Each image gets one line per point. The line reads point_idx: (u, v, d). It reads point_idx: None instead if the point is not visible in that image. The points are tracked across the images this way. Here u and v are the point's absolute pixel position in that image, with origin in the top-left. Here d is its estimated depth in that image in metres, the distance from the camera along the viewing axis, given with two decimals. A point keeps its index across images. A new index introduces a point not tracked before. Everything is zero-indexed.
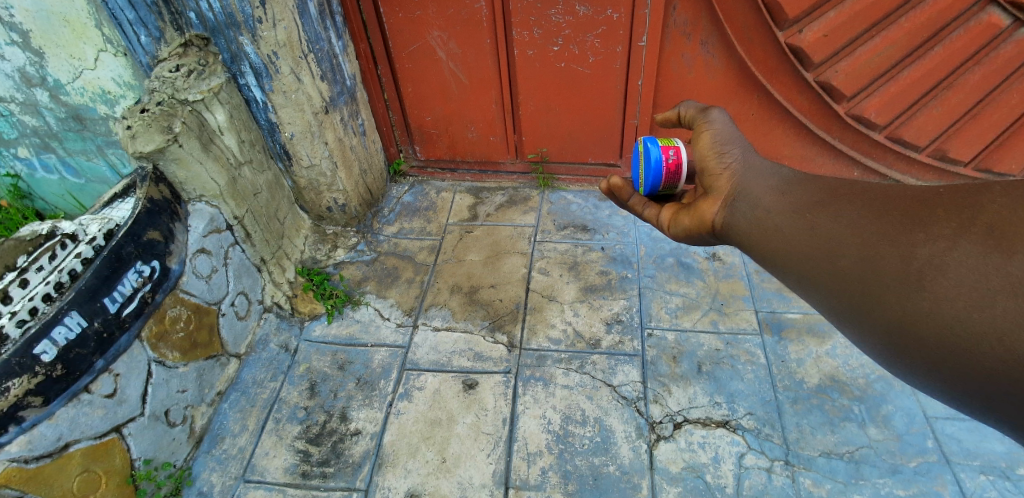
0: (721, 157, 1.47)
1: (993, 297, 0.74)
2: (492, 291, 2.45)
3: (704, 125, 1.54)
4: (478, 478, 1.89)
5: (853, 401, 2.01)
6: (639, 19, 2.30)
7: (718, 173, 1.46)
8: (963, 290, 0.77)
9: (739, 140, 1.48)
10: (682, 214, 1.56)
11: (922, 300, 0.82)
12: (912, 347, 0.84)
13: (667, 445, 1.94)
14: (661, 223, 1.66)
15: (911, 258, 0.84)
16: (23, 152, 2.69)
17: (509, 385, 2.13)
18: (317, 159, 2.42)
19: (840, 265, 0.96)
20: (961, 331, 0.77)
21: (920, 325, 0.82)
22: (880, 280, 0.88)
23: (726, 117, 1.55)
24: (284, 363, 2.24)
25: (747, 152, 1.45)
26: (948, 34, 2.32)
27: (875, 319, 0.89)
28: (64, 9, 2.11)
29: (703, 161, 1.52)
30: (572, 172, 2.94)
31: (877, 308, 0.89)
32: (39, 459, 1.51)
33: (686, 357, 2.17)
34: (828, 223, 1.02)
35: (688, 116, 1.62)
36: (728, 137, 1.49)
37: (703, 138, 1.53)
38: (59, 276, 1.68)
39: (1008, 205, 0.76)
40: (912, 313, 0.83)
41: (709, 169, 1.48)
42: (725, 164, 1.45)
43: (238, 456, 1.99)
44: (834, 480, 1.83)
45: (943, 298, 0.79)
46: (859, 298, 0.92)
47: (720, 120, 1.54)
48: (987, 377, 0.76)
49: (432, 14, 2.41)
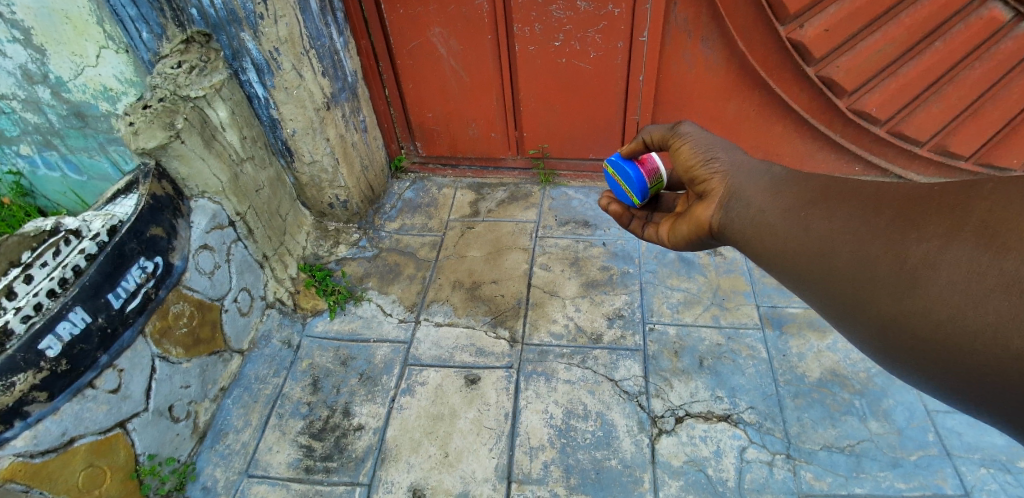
0: (707, 164, 1.46)
1: (985, 295, 0.74)
2: (494, 287, 2.46)
3: (679, 140, 1.54)
4: (480, 472, 1.90)
5: (853, 395, 2.02)
6: (639, 14, 2.30)
7: (707, 177, 1.44)
8: (956, 289, 0.77)
9: (721, 144, 1.47)
10: (679, 223, 1.57)
11: (918, 299, 0.82)
12: (908, 345, 0.85)
13: (668, 439, 1.95)
14: (661, 240, 1.70)
15: (904, 258, 0.85)
16: (25, 149, 2.70)
17: (511, 380, 2.13)
18: (319, 156, 2.42)
19: (837, 265, 0.96)
20: (956, 329, 0.77)
21: (917, 324, 0.83)
22: (875, 280, 0.89)
23: (699, 128, 1.56)
24: (286, 359, 2.25)
25: (733, 153, 1.44)
26: (949, 29, 2.32)
27: (872, 318, 0.90)
28: (66, 6, 2.11)
29: (689, 169, 1.50)
30: (572, 168, 2.94)
31: (873, 309, 0.89)
32: (44, 454, 1.52)
33: (687, 352, 2.17)
34: (823, 223, 1.02)
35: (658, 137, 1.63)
36: (709, 144, 1.48)
37: (683, 151, 1.52)
38: (64, 271, 1.68)
39: (998, 203, 0.76)
40: (908, 312, 0.83)
41: (697, 177, 1.48)
42: (712, 170, 1.44)
43: (242, 452, 2.00)
44: (835, 474, 1.84)
45: (938, 296, 0.80)
46: (857, 299, 0.92)
47: (694, 132, 1.54)
48: (979, 371, 0.76)
49: (433, 10, 2.41)
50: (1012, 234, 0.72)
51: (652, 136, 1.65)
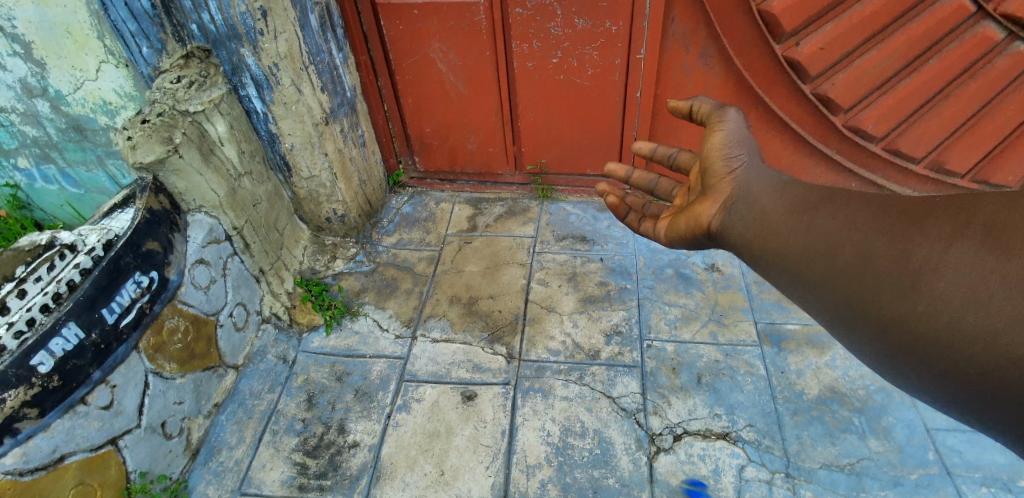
0: (727, 159, 1.46)
1: (989, 296, 0.73)
2: (492, 302, 2.45)
3: (718, 124, 1.52)
4: (477, 490, 1.88)
5: (853, 413, 2.01)
6: (637, 32, 2.32)
7: (722, 174, 1.45)
8: (959, 290, 0.76)
9: (749, 145, 1.47)
10: (678, 218, 1.59)
11: (919, 300, 0.81)
12: (907, 347, 0.84)
13: (667, 457, 1.93)
14: (657, 234, 1.73)
15: (907, 259, 0.84)
16: (23, 162, 2.70)
17: (508, 396, 2.12)
18: (317, 170, 2.43)
19: (837, 266, 0.96)
20: (957, 331, 0.76)
21: (916, 325, 0.81)
22: (875, 279, 0.88)
23: (741, 119, 1.52)
24: (282, 374, 2.23)
25: (754, 158, 1.44)
26: (944, 47, 2.33)
27: (870, 319, 0.89)
28: (67, 20, 2.12)
29: (708, 160, 1.50)
30: (571, 183, 2.95)
31: (872, 309, 0.88)
32: (34, 471, 1.50)
33: (685, 369, 2.16)
34: (826, 226, 1.02)
35: (703, 112, 1.58)
36: (739, 139, 1.47)
37: (714, 137, 1.51)
38: (58, 286, 1.68)
39: (1003, 207, 0.75)
40: (909, 312, 0.82)
41: (713, 170, 1.48)
42: (730, 167, 1.44)
43: (235, 469, 1.98)
44: (835, 493, 1.82)
45: (940, 298, 0.78)
46: (856, 300, 0.91)
47: (734, 122, 1.51)
48: (980, 374, 0.75)
49: (433, 26, 2.43)
50: (1016, 237, 0.72)
51: (700, 108, 1.58)
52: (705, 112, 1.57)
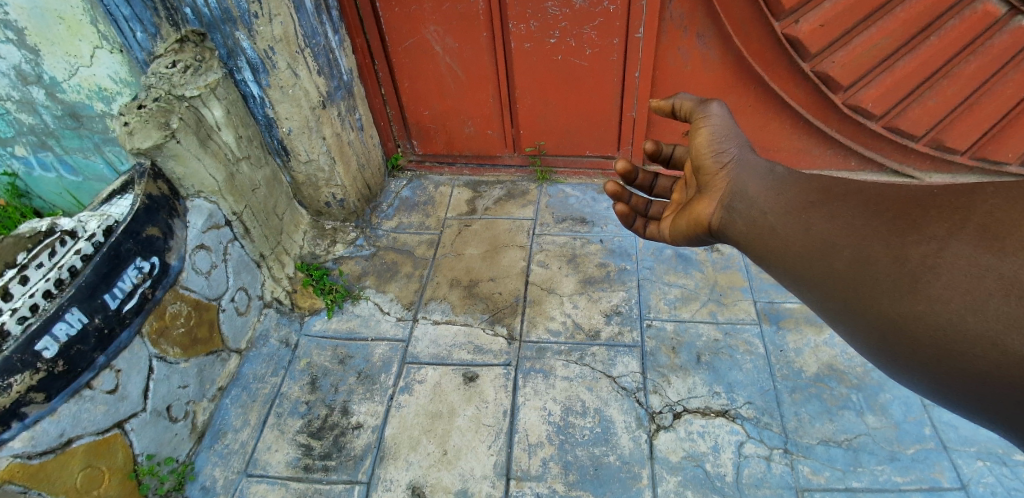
0: (717, 155, 1.48)
1: (985, 298, 0.72)
2: (492, 284, 2.46)
3: (701, 120, 1.55)
4: (479, 469, 1.90)
5: (851, 389, 2.03)
6: (635, 11, 2.30)
7: (715, 170, 1.47)
8: (956, 291, 0.75)
9: (736, 138, 1.49)
10: (680, 217, 1.60)
11: (916, 303, 0.80)
12: (906, 348, 0.83)
13: (667, 434, 1.95)
14: (663, 235, 1.74)
15: (903, 261, 0.82)
16: (20, 150, 2.69)
17: (509, 377, 2.14)
18: (315, 154, 2.42)
19: (835, 269, 0.94)
20: (956, 333, 0.75)
21: (915, 327, 0.80)
22: (873, 281, 0.86)
23: (726, 111, 1.56)
24: (284, 358, 2.25)
25: (744, 150, 1.46)
26: (945, 23, 2.30)
27: (869, 320, 0.87)
28: (59, 6, 2.10)
29: (698, 157, 1.53)
30: (570, 165, 2.94)
31: (871, 312, 0.87)
32: (42, 455, 1.52)
33: (685, 348, 2.18)
34: (824, 227, 0.99)
35: (685, 109, 1.61)
36: (725, 134, 1.50)
37: (702, 133, 1.54)
38: (59, 272, 1.68)
39: (1000, 206, 0.74)
40: (906, 315, 0.81)
41: (704, 167, 1.51)
42: (722, 163, 1.47)
43: (240, 451, 2.00)
44: (833, 468, 1.85)
45: (938, 299, 0.77)
46: (856, 303, 0.89)
47: (717, 115, 1.55)
48: (977, 377, 0.75)
49: (429, 8, 2.40)
50: (1011, 236, 0.71)
51: (682, 105, 1.62)
52: (688, 109, 1.60)
